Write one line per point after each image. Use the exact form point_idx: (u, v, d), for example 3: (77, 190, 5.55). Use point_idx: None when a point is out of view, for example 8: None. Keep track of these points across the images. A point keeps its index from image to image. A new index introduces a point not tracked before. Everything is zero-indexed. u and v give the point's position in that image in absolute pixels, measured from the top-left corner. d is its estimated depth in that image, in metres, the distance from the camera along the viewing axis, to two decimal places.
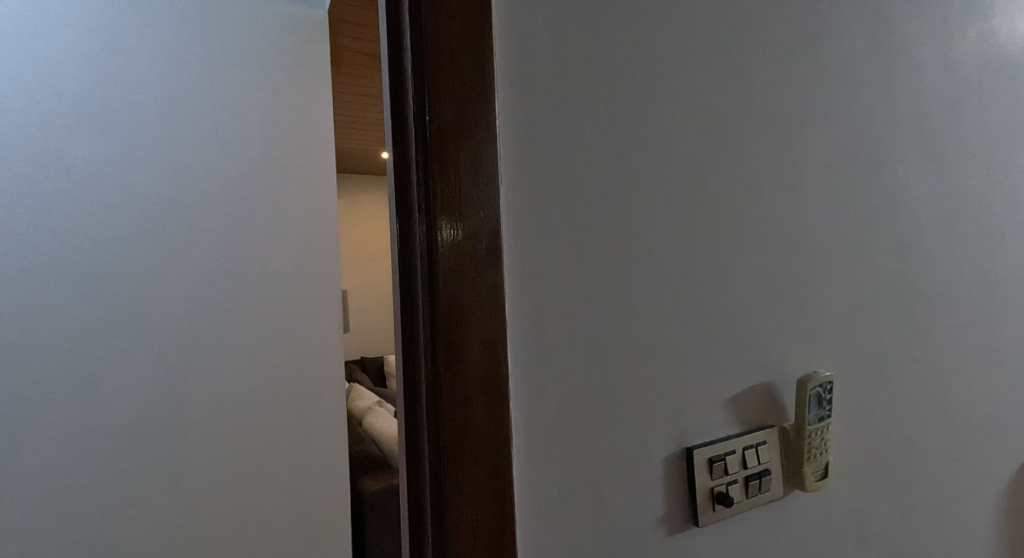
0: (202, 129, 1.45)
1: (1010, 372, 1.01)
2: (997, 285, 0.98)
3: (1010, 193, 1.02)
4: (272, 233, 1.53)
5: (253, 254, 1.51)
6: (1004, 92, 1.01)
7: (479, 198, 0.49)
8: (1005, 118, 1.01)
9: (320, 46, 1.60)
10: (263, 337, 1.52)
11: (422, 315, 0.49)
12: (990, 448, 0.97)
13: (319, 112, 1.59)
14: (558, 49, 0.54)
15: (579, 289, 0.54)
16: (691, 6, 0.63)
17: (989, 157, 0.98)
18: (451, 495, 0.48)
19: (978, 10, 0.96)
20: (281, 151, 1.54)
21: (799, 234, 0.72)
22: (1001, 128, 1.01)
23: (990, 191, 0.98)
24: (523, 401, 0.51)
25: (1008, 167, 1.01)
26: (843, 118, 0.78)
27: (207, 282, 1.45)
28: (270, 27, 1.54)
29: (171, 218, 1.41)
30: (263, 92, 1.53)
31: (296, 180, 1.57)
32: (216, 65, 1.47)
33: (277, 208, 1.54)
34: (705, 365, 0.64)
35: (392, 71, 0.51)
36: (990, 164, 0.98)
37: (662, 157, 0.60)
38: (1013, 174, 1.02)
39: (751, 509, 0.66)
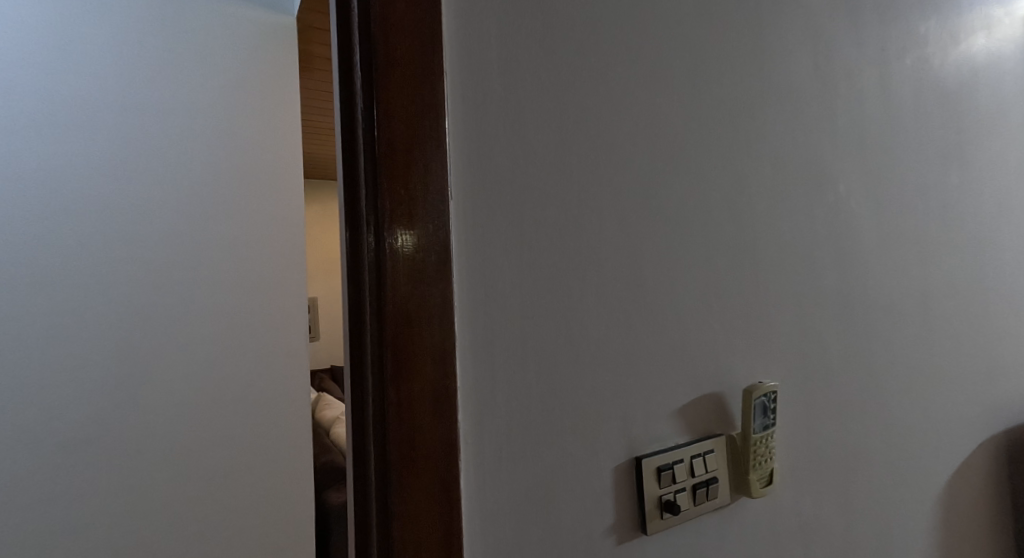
0: (161, 138, 1.42)
1: (946, 379, 1.06)
2: (932, 297, 1.04)
3: (945, 209, 1.08)
4: (232, 242, 1.50)
5: (211, 262, 1.47)
6: (939, 116, 1.08)
7: (429, 212, 0.50)
8: (940, 140, 1.08)
9: (284, 52, 1.58)
10: (220, 346, 1.48)
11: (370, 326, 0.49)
12: (927, 452, 1.02)
13: (282, 118, 1.57)
14: (510, 69, 0.55)
15: (530, 301, 0.56)
16: (641, 29, 0.66)
17: (925, 175, 1.04)
18: (398, 505, 0.48)
19: (914, 39, 1.03)
20: (242, 156, 1.52)
21: (745, 250, 0.75)
22: (937, 150, 1.07)
23: (927, 208, 1.04)
24: (473, 412, 0.52)
25: (943, 185, 1.08)
26: (789, 138, 0.82)
27: (163, 289, 1.41)
28: (233, 35, 1.52)
29: (127, 222, 1.37)
30: (224, 96, 1.50)
31: (256, 187, 1.54)
32: (176, 67, 1.44)
33: (238, 216, 1.51)
34: (654, 377, 0.66)
35: (342, 83, 0.52)
36: (926, 182, 1.05)
37: (612, 176, 0.62)
38: (947, 192, 1.08)
39: (699, 516, 0.69)
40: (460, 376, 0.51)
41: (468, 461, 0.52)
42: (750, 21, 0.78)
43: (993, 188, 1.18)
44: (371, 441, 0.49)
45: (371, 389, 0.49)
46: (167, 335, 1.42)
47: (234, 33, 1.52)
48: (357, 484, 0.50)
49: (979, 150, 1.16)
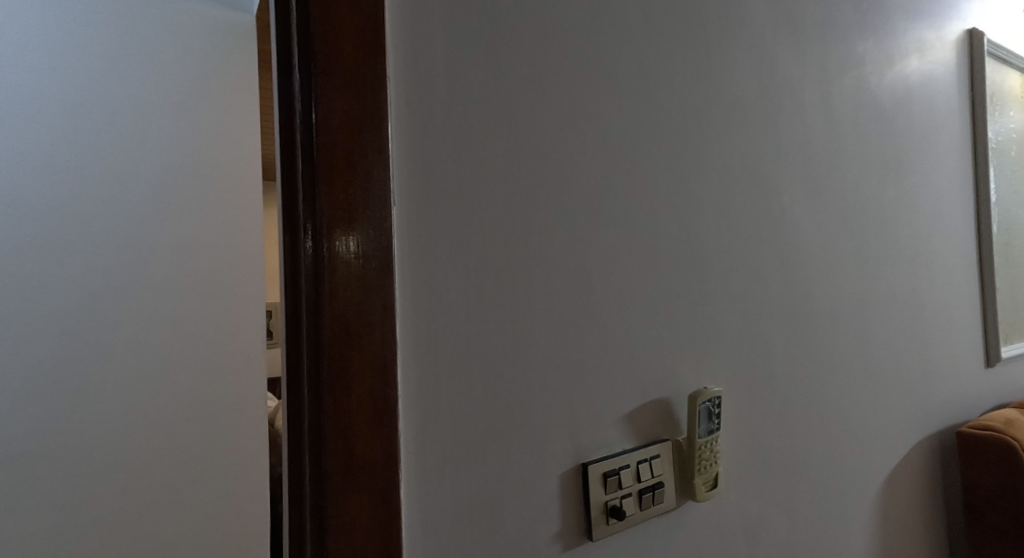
0: (111, 139, 1.31)
1: (883, 383, 1.12)
2: (872, 304, 1.09)
3: (883, 220, 1.14)
4: (186, 247, 1.39)
5: (163, 269, 1.36)
6: (877, 131, 1.13)
7: (369, 218, 0.49)
8: (879, 154, 1.13)
9: (247, 47, 1.48)
10: (171, 360, 1.36)
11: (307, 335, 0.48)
12: (865, 453, 1.07)
13: (244, 117, 1.47)
14: (457, 77, 0.56)
15: (475, 309, 0.56)
16: (589, 42, 0.67)
17: (864, 188, 1.10)
18: (334, 518, 0.47)
19: (853, 59, 1.08)
20: (200, 156, 1.42)
21: (693, 257, 0.78)
22: (875, 163, 1.13)
23: (866, 219, 1.09)
24: (415, 420, 0.52)
25: (880, 198, 1.13)
26: (736, 151, 0.85)
27: (109, 299, 1.30)
28: (192, 29, 1.42)
29: (69, 225, 1.26)
30: (180, 92, 1.40)
31: (215, 191, 1.44)
32: (126, 59, 1.33)
33: (194, 221, 1.40)
34: (603, 382, 0.67)
35: (281, 84, 0.50)
36: (866, 195, 1.10)
37: (560, 186, 0.63)
38: (884, 204, 1.14)
39: (645, 520, 0.70)
40: (400, 382, 0.51)
41: (410, 470, 0.51)
42: (697, 36, 0.80)
43: (926, 202, 1.25)
44: (307, 452, 0.47)
45: (307, 399, 0.47)
46: (112, 348, 1.30)
47: (193, 27, 1.42)
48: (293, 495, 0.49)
49: (913, 165, 1.22)
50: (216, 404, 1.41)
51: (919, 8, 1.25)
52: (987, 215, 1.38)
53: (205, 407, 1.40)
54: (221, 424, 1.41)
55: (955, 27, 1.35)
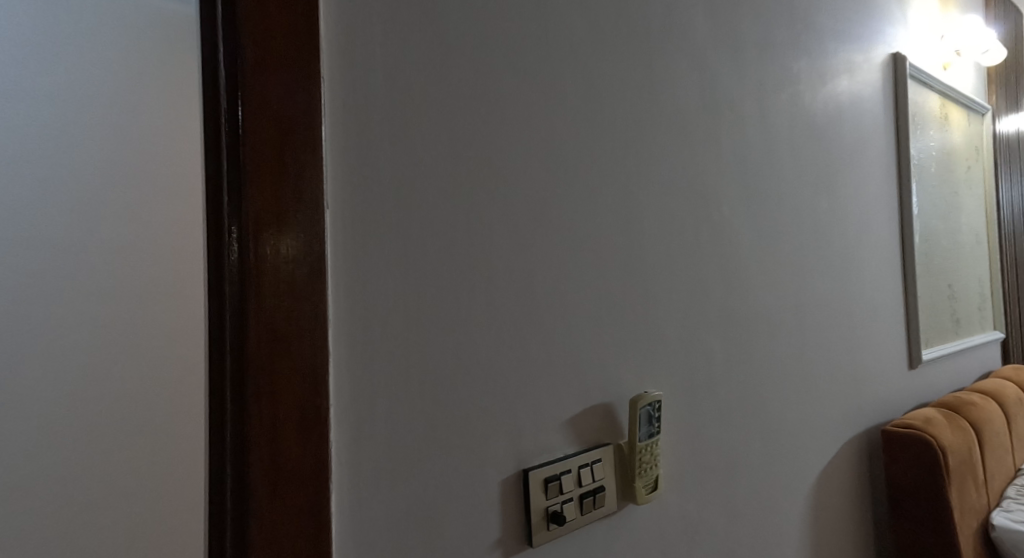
0: (34, 131, 1.21)
1: (816, 385, 1.17)
2: (806, 310, 1.15)
3: (817, 230, 1.19)
4: (119, 252, 1.30)
5: (93, 275, 1.27)
6: (810, 144, 1.19)
7: (300, 221, 0.47)
8: (812, 167, 1.19)
9: (190, 42, 1.39)
10: (100, 369, 1.27)
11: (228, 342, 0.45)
12: (799, 453, 1.11)
13: (184, 115, 1.38)
14: (397, 80, 0.55)
15: (413, 314, 0.55)
16: (532, 49, 0.68)
17: (799, 200, 1.15)
18: (256, 535, 0.45)
19: (789, 77, 1.13)
20: (137, 156, 1.33)
21: (636, 264, 0.79)
22: (810, 176, 1.18)
23: (800, 229, 1.15)
24: (348, 430, 0.50)
25: (814, 210, 1.19)
26: (678, 160, 0.87)
27: (30, 307, 1.19)
28: (129, 20, 1.32)
29: None
30: (115, 88, 1.31)
31: (149, 192, 1.34)
32: (54, 52, 1.24)
33: (127, 224, 1.31)
34: (545, 388, 0.67)
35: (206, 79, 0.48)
36: (800, 205, 1.15)
37: (503, 193, 0.63)
38: (817, 214, 1.20)
39: (586, 524, 0.70)
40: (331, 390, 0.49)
41: (342, 482, 0.50)
42: (641, 49, 0.82)
43: (855, 214, 1.32)
44: (227, 467, 0.45)
45: (228, 410, 0.45)
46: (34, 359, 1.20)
47: (138, 18, 1.33)
48: (211, 516, 0.45)
49: (844, 180, 1.29)
50: (144, 415, 1.32)
51: (849, 31, 1.33)
52: (909, 227, 1.48)
53: (133, 418, 1.31)
54: (150, 435, 1.33)
55: (881, 51, 1.44)
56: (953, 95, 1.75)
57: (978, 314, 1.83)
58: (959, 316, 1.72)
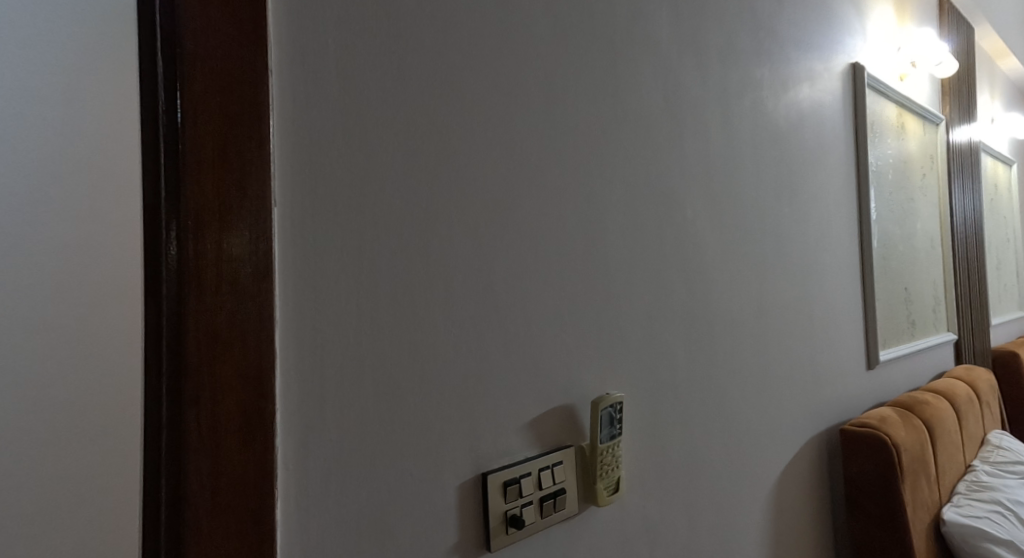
0: None
1: (777, 387, 1.19)
2: (767, 312, 1.17)
3: (779, 232, 1.22)
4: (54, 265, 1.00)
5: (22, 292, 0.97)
6: (772, 148, 1.22)
7: (244, 219, 0.46)
8: (774, 171, 1.22)
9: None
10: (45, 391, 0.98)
11: (163, 344, 0.43)
12: (759, 453, 1.13)
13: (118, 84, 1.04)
14: (350, 76, 0.54)
15: (367, 314, 0.54)
16: (494, 49, 0.67)
17: (762, 205, 1.17)
18: (190, 543, 0.43)
19: (751, 83, 1.15)
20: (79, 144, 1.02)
21: (599, 266, 0.79)
22: (772, 180, 1.21)
23: (763, 232, 1.17)
24: (297, 434, 0.49)
25: (776, 214, 1.22)
26: (642, 163, 0.88)
27: None
28: None
29: None
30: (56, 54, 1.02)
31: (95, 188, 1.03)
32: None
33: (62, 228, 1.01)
34: (505, 390, 0.66)
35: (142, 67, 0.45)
36: (762, 208, 1.17)
37: (462, 193, 0.63)
38: (779, 218, 1.22)
39: (546, 527, 0.70)
40: (278, 393, 0.48)
41: (288, 487, 0.48)
42: (605, 53, 0.83)
43: (816, 219, 1.35)
44: (161, 476, 0.43)
45: (163, 416, 0.43)
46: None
47: None
48: (143, 528, 0.43)
49: (805, 185, 1.32)
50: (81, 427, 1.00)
51: (810, 41, 1.36)
52: (867, 231, 1.53)
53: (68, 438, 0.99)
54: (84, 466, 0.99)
55: (841, 60, 1.48)
56: (908, 105, 1.81)
57: (932, 316, 1.90)
58: (914, 319, 1.77)
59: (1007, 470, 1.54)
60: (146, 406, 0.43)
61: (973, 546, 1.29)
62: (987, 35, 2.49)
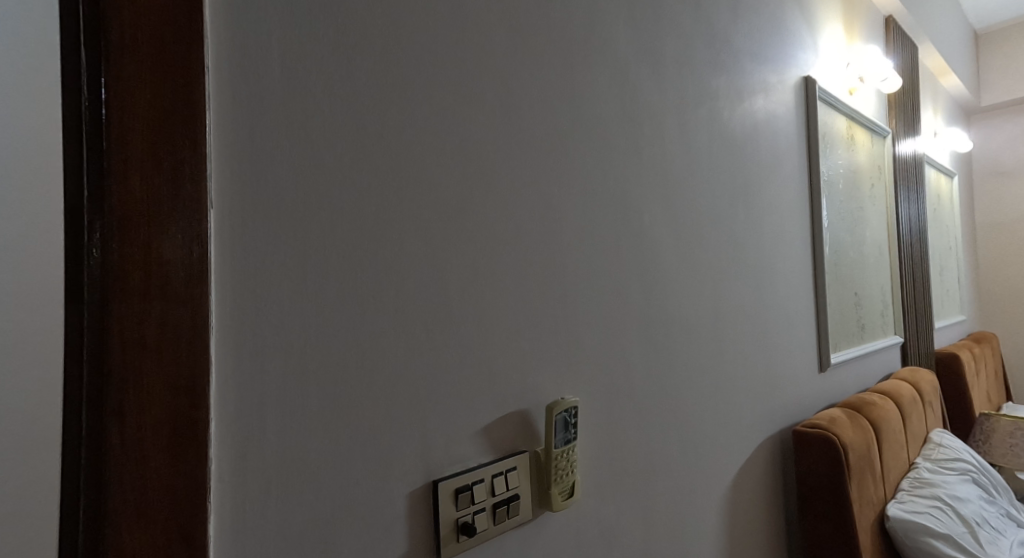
0: None
1: (732, 389, 1.22)
2: (723, 316, 1.20)
3: (733, 238, 1.25)
4: None
5: None
6: (727, 156, 1.24)
7: (177, 222, 0.44)
8: (729, 179, 1.25)
9: None
10: None
11: (84, 351, 0.41)
12: (714, 455, 1.15)
13: None
14: (294, 77, 0.53)
15: (312, 319, 0.53)
16: (448, 52, 0.67)
17: (718, 213, 1.20)
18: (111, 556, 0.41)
19: (707, 92, 1.18)
20: None
21: (556, 271, 0.80)
22: (727, 187, 1.24)
23: (718, 237, 1.19)
24: (234, 444, 0.48)
25: (731, 221, 1.25)
26: (600, 170, 0.89)
27: None
28: None
29: None
30: None
31: None
32: None
33: None
34: (459, 395, 0.66)
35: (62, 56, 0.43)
36: (718, 215, 1.20)
37: (415, 197, 0.62)
38: (734, 224, 1.25)
39: (499, 534, 0.69)
40: (213, 402, 0.47)
41: (222, 499, 0.47)
42: (563, 60, 0.83)
43: (770, 226, 1.39)
44: (81, 489, 0.41)
45: (83, 427, 0.41)
46: None
47: None
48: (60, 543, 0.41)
49: (759, 192, 1.36)
50: None
51: (765, 53, 1.40)
52: (820, 239, 1.58)
53: None
54: None
55: (794, 73, 1.53)
56: (858, 118, 1.89)
57: (880, 319, 1.97)
58: (863, 323, 1.84)
59: (947, 467, 1.60)
60: (64, 416, 0.41)
61: (914, 540, 1.34)
62: (929, 52, 2.62)
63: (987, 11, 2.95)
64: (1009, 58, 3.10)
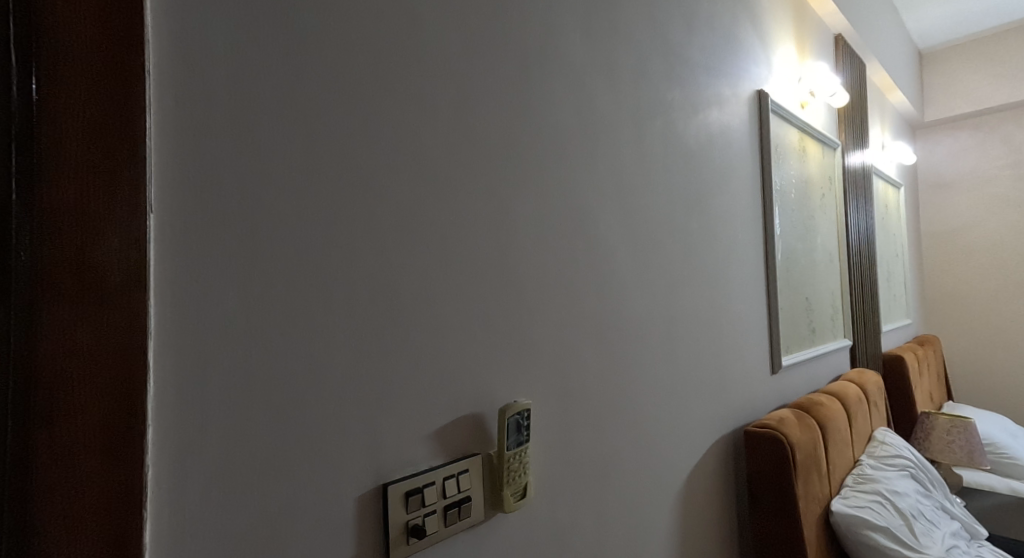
0: None
1: (685, 390, 1.25)
2: (677, 320, 1.23)
3: (688, 244, 1.29)
4: None
5: None
6: (682, 165, 1.29)
7: (114, 226, 0.44)
8: (683, 187, 1.29)
9: None
10: None
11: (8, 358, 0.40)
12: (667, 455, 1.18)
13: None
14: (241, 81, 0.53)
15: (258, 324, 0.53)
16: (401, 59, 0.68)
17: (673, 221, 1.24)
18: None
19: (662, 103, 1.22)
20: None
21: (511, 276, 0.81)
22: (682, 195, 1.28)
23: (673, 244, 1.23)
24: (174, 451, 0.48)
25: (686, 228, 1.29)
26: (555, 177, 0.91)
27: None
28: None
29: None
30: None
31: None
32: None
33: None
34: (411, 400, 0.66)
35: None
36: (673, 222, 1.24)
37: (366, 201, 0.63)
38: (689, 231, 1.30)
39: (450, 536, 0.70)
40: (151, 409, 0.47)
41: (159, 508, 0.47)
42: (520, 70, 0.85)
43: (724, 234, 1.45)
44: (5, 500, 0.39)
45: (8, 436, 0.40)
46: None
47: None
48: None
49: (713, 201, 1.41)
50: None
51: (719, 67, 1.46)
52: (771, 247, 1.65)
53: None
54: None
55: (746, 86, 1.59)
56: (809, 131, 1.97)
57: (829, 323, 2.06)
58: (814, 326, 1.92)
59: (887, 463, 1.69)
60: None
61: (856, 534, 1.41)
62: (876, 70, 2.76)
63: (931, 32, 3.13)
64: (949, 78, 3.30)
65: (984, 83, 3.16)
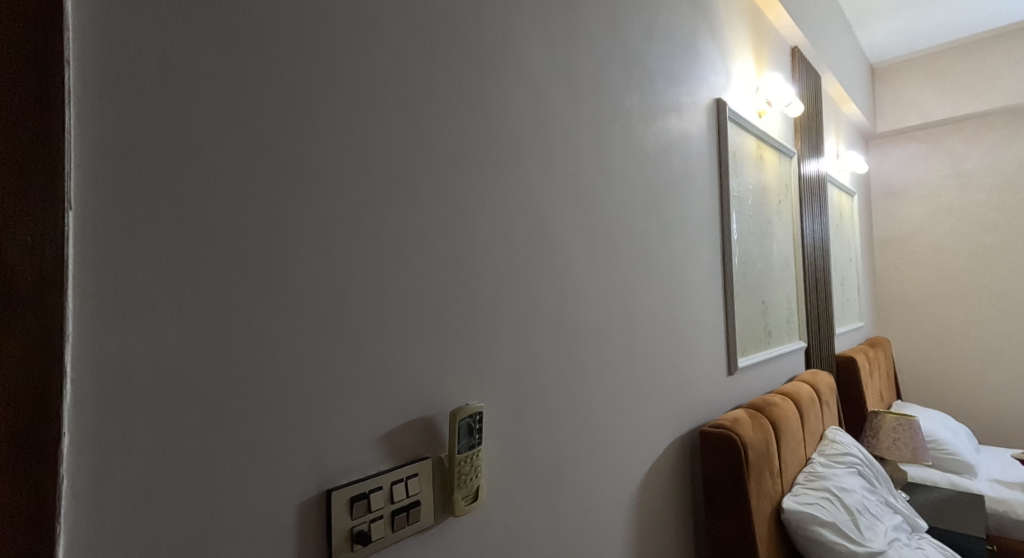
0: None
1: (642, 390, 1.27)
2: (634, 322, 1.25)
3: (647, 247, 1.31)
4: None
5: None
6: (641, 168, 1.31)
7: (26, 225, 0.43)
8: (643, 190, 1.31)
9: None
10: None
11: None
12: (623, 454, 1.20)
13: None
14: (173, 73, 0.52)
15: (191, 325, 0.52)
16: (352, 57, 0.67)
17: (633, 224, 1.26)
18: None
19: (622, 108, 1.24)
20: None
21: (464, 279, 0.81)
22: (641, 199, 1.30)
23: (631, 246, 1.25)
24: (93, 455, 0.46)
25: (646, 230, 1.31)
26: (511, 179, 0.91)
27: None
28: None
29: None
30: None
31: None
32: None
33: None
34: (357, 405, 0.65)
35: None
36: (631, 225, 1.26)
37: (310, 202, 0.61)
38: (648, 234, 1.32)
39: (398, 541, 0.69)
40: (68, 412, 0.45)
41: (76, 515, 0.45)
42: (475, 72, 0.85)
43: (681, 238, 1.47)
44: None
45: None
46: None
47: None
48: None
49: (671, 205, 1.43)
50: None
51: (678, 75, 1.49)
52: (729, 250, 1.69)
53: None
54: None
55: (704, 95, 1.63)
56: (766, 139, 2.03)
57: (784, 325, 2.12)
58: (769, 329, 1.98)
59: (836, 461, 1.75)
60: None
61: (805, 529, 1.45)
62: (831, 82, 2.86)
63: (882, 47, 3.27)
64: (899, 91, 3.45)
65: (930, 97, 3.32)
